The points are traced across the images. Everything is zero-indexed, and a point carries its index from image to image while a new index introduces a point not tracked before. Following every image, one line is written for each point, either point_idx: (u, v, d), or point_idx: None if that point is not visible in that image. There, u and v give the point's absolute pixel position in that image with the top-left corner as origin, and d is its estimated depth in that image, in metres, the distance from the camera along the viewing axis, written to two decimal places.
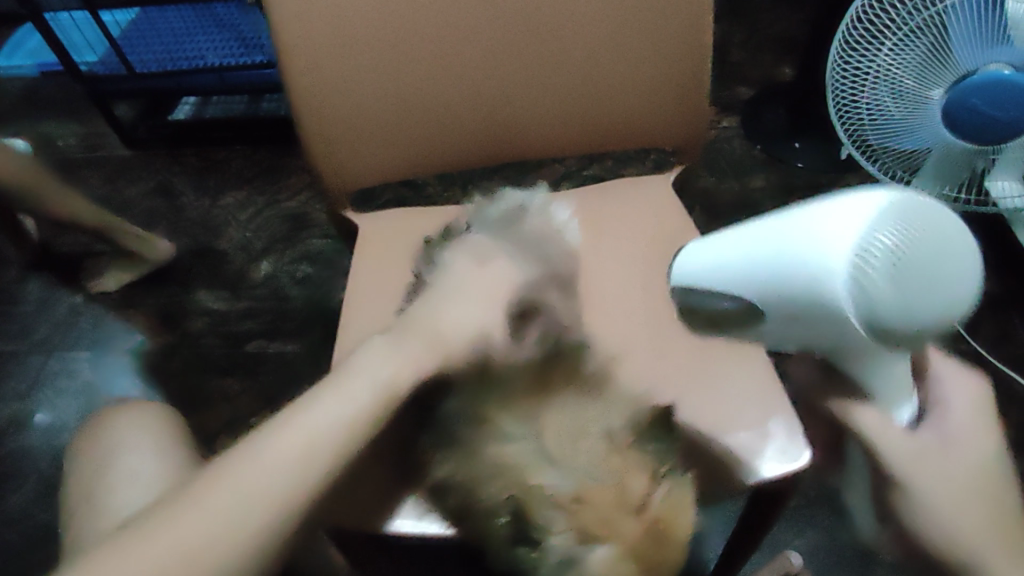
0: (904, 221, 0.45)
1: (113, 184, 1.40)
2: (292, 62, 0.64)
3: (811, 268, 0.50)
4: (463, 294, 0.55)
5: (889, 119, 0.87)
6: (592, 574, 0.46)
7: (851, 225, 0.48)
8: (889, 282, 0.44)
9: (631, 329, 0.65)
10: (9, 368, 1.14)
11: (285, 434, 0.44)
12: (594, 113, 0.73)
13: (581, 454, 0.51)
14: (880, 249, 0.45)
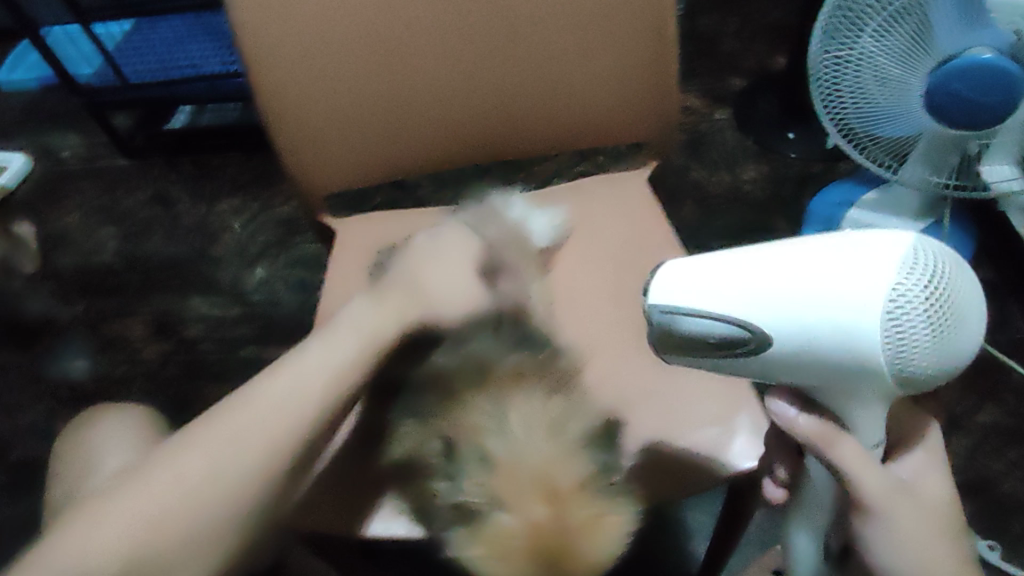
0: (937, 269, 0.39)
1: (111, 194, 1.42)
2: (264, 70, 0.65)
3: (840, 314, 0.41)
4: (442, 257, 0.58)
5: (874, 104, 0.86)
6: (495, 537, 0.46)
7: (879, 268, 0.40)
8: (931, 332, 0.39)
9: (604, 325, 0.66)
10: (12, 378, 1.17)
11: (259, 405, 0.48)
12: (575, 112, 0.74)
13: (525, 431, 0.52)
14: (919, 300, 0.39)
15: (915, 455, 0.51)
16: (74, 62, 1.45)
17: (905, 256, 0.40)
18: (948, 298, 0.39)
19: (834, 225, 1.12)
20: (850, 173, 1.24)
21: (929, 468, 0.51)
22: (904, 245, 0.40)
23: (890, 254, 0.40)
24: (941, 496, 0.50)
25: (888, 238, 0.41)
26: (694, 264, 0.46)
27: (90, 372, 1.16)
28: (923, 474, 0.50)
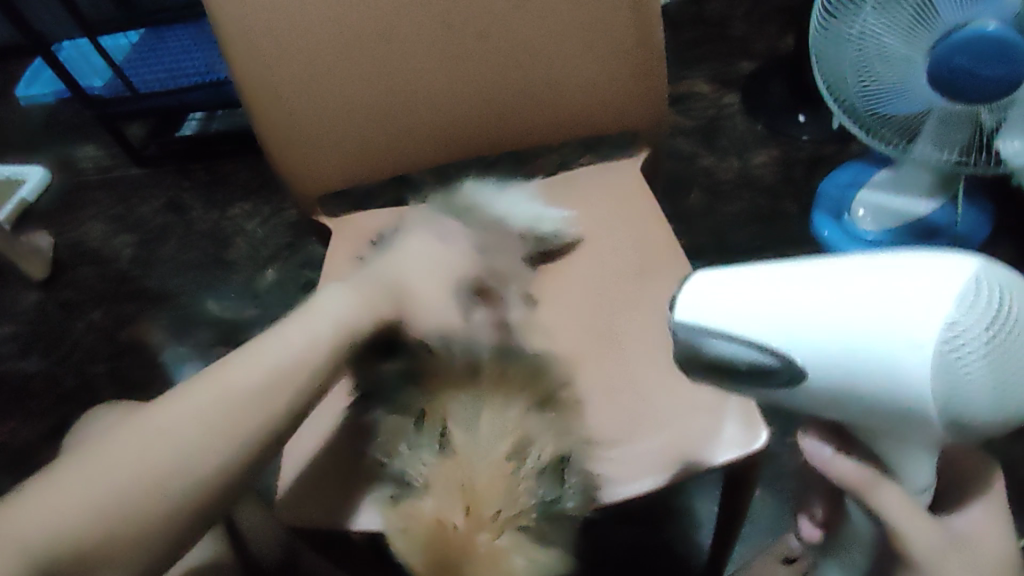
0: (1004, 304, 0.38)
1: (127, 203, 1.45)
2: (256, 73, 0.67)
3: (890, 348, 0.39)
4: (414, 261, 0.65)
5: (880, 81, 0.85)
6: (410, 518, 0.51)
7: (935, 300, 0.39)
8: (988, 376, 0.37)
9: (598, 314, 0.67)
10: (35, 385, 1.20)
11: (232, 386, 0.48)
12: (571, 100, 0.74)
13: (487, 439, 0.54)
14: (981, 336, 0.37)
15: (979, 507, 0.46)
16: (86, 74, 1.48)
17: (968, 285, 0.38)
18: (1016, 335, 0.37)
19: (844, 205, 1.12)
20: (863, 154, 1.22)
21: (993, 521, 0.45)
22: (969, 275, 0.39)
23: (948, 284, 0.39)
24: (1004, 556, 0.44)
25: (949, 265, 0.40)
26: (730, 284, 0.48)
27: (109, 377, 1.18)
28: (991, 529, 0.45)
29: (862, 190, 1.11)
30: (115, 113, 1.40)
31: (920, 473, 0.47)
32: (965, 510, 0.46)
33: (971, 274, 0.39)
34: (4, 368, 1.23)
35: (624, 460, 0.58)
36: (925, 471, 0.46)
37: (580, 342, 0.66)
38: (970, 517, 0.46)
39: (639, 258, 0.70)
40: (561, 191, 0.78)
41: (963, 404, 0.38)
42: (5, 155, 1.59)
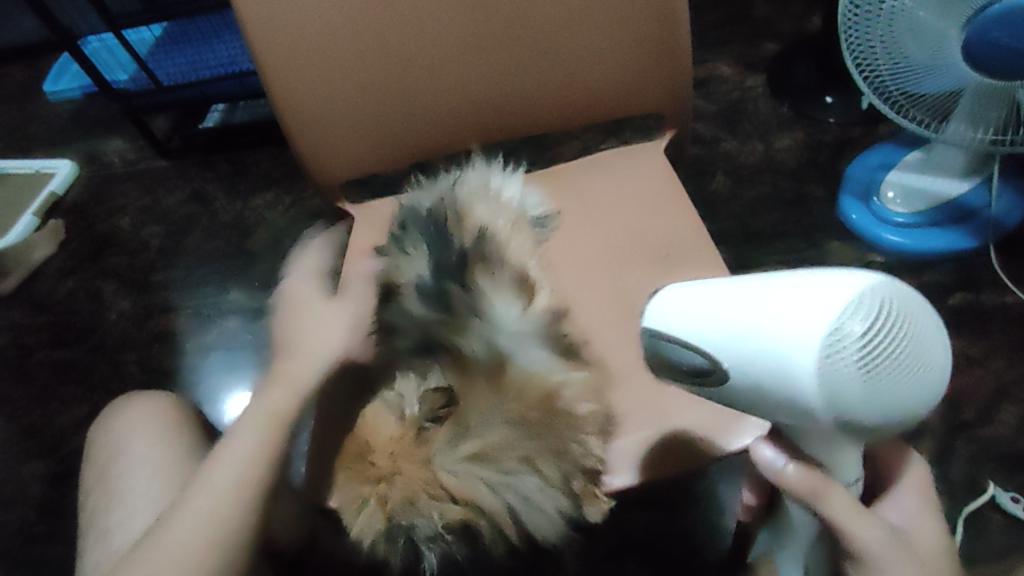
0: (897, 324, 0.36)
1: (153, 195, 1.47)
2: (273, 66, 0.66)
3: (782, 362, 0.40)
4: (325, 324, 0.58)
5: (910, 58, 0.82)
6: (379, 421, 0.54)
7: (822, 311, 0.39)
8: (858, 380, 0.37)
9: (615, 299, 0.67)
10: (68, 373, 1.23)
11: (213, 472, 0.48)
12: (591, 86, 0.73)
13: (452, 459, 0.51)
14: (854, 351, 0.37)
15: (909, 489, 0.51)
16: (110, 68, 1.50)
17: (856, 298, 0.37)
18: (894, 355, 0.36)
19: (873, 189, 1.09)
20: (891, 136, 1.19)
21: (925, 507, 0.50)
22: (865, 288, 0.38)
23: (836, 297, 0.38)
24: (937, 541, 0.48)
25: (853, 280, 0.39)
26: (694, 297, 0.51)
27: (139, 366, 1.21)
28: (924, 516, 0.49)
29: (890, 172, 1.08)
30: (141, 106, 1.42)
31: (852, 468, 0.47)
32: (897, 493, 0.51)
33: (862, 288, 0.38)
34: (39, 357, 1.26)
35: (628, 449, 0.58)
36: (854, 465, 0.47)
37: (601, 326, 0.66)
38: (910, 502, 0.50)
39: (660, 243, 0.70)
40: (583, 175, 0.78)
41: (834, 409, 0.38)
42: (35, 148, 1.62)
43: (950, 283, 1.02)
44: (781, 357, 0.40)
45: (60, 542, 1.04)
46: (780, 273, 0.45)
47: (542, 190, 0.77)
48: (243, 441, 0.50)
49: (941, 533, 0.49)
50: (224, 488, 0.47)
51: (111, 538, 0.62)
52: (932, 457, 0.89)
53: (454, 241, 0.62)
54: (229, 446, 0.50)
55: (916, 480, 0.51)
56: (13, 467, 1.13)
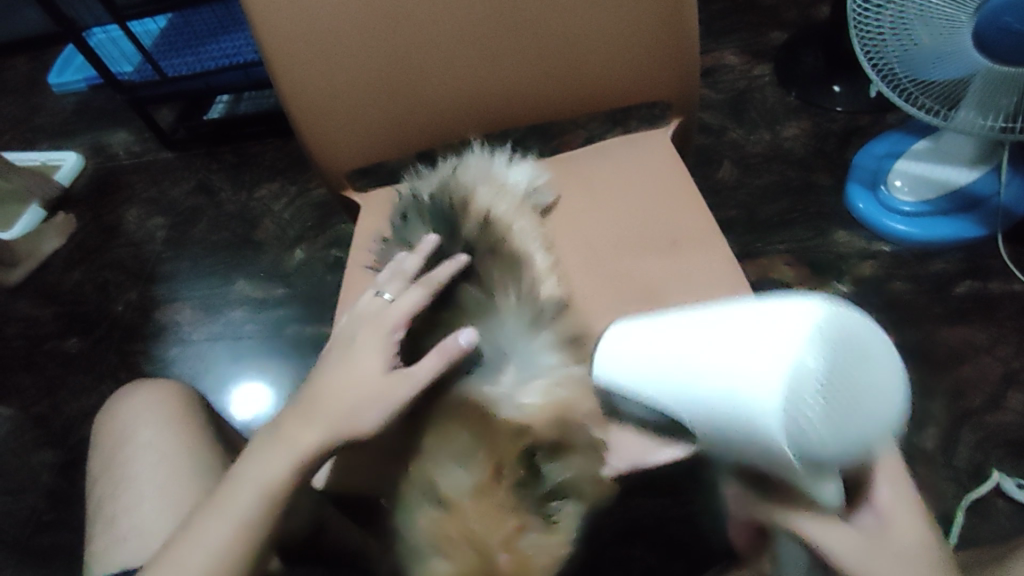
0: (849, 364, 0.34)
1: (159, 186, 1.47)
2: (276, 56, 0.66)
3: (737, 410, 0.37)
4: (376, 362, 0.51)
5: (919, 45, 0.82)
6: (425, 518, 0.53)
7: (781, 353, 0.36)
8: (825, 421, 0.34)
9: (615, 286, 0.67)
10: (76, 364, 1.24)
11: (235, 487, 0.46)
12: (595, 76, 0.73)
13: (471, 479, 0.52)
14: (812, 398, 0.34)
15: (886, 485, 0.42)
16: (115, 60, 1.50)
17: (809, 340, 0.35)
18: (856, 389, 0.34)
19: (880, 177, 1.08)
20: (899, 124, 1.18)
21: (902, 497, 0.42)
22: (817, 325, 0.35)
23: (792, 337, 0.36)
24: (918, 535, 0.41)
25: (802, 314, 0.37)
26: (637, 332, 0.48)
27: (146, 356, 1.22)
28: (900, 509, 0.42)
29: (897, 161, 1.07)
30: (146, 98, 1.41)
31: (830, 491, 0.39)
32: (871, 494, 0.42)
33: (814, 326, 0.35)
34: (47, 348, 1.27)
35: (634, 441, 0.56)
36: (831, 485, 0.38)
37: (605, 313, 0.66)
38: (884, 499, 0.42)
39: (662, 232, 0.69)
40: (585, 163, 0.78)
41: (800, 459, 0.35)
42: (40, 140, 1.62)
43: (957, 272, 1.02)
44: (744, 407, 0.37)
45: (69, 530, 1.05)
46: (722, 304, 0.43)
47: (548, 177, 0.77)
48: (270, 462, 0.47)
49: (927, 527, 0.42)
50: (235, 517, 0.45)
51: (117, 522, 0.63)
52: (938, 444, 0.89)
53: (461, 230, 0.63)
54: (255, 462, 0.47)
55: (890, 473, 0.43)
56: (23, 457, 1.14)
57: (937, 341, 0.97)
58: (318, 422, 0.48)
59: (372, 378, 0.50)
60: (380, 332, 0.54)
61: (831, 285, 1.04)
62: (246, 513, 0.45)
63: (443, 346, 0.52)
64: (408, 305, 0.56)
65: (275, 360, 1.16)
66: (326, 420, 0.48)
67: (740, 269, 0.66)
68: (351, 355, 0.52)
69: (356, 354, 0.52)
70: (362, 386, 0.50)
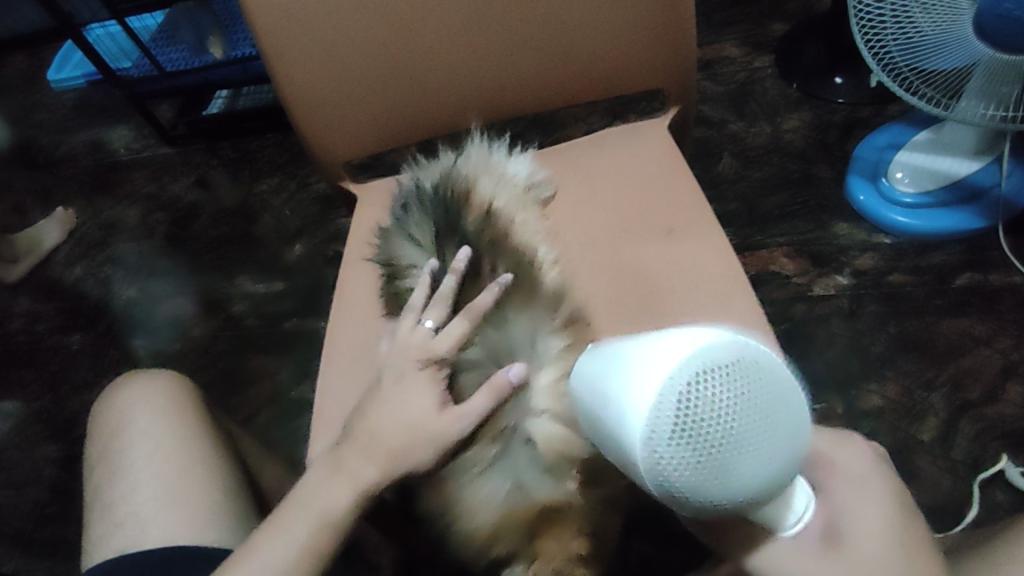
0: (724, 392, 0.31)
1: (159, 181, 1.47)
2: (272, 46, 0.66)
3: (615, 431, 0.35)
4: (420, 397, 0.51)
5: (922, 34, 0.82)
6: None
7: (653, 379, 0.32)
8: (680, 453, 0.31)
9: (612, 278, 0.67)
10: (77, 358, 1.24)
11: (297, 512, 0.47)
12: (594, 65, 0.72)
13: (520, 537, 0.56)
14: (676, 429, 0.31)
15: (839, 481, 0.41)
16: (114, 56, 1.49)
17: (687, 360, 0.32)
18: (725, 428, 0.31)
19: (881, 169, 1.08)
20: (900, 115, 1.17)
21: (861, 490, 0.40)
22: (700, 349, 0.32)
23: (670, 358, 0.33)
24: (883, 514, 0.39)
25: (689, 338, 0.33)
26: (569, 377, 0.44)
27: (147, 350, 1.22)
28: (861, 504, 0.39)
29: (898, 152, 1.07)
30: (145, 93, 1.42)
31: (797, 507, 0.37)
32: (825, 491, 0.40)
33: (691, 351, 0.32)
34: (49, 343, 1.27)
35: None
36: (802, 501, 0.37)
37: (603, 306, 0.65)
38: (840, 494, 0.40)
39: (663, 224, 0.69)
40: (584, 154, 0.77)
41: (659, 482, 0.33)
42: (39, 137, 1.62)
43: (959, 263, 1.02)
44: (619, 420, 0.34)
45: (72, 522, 1.06)
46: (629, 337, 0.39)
47: (548, 167, 0.76)
48: (330, 494, 0.48)
49: (895, 508, 0.39)
50: (297, 541, 0.46)
51: (114, 509, 0.63)
52: (937, 436, 0.89)
53: (462, 225, 0.62)
54: (314, 492, 0.48)
55: (840, 467, 0.41)
56: (25, 451, 1.15)
57: (936, 333, 0.97)
58: (375, 457, 0.48)
59: (421, 414, 0.50)
60: (427, 366, 0.53)
61: (830, 278, 1.04)
62: (305, 535, 0.46)
63: (493, 382, 0.52)
64: (453, 339, 0.54)
65: (275, 354, 1.16)
66: (382, 454, 0.49)
67: (737, 260, 0.65)
68: (404, 388, 0.51)
69: (407, 388, 0.51)
70: (419, 424, 0.50)
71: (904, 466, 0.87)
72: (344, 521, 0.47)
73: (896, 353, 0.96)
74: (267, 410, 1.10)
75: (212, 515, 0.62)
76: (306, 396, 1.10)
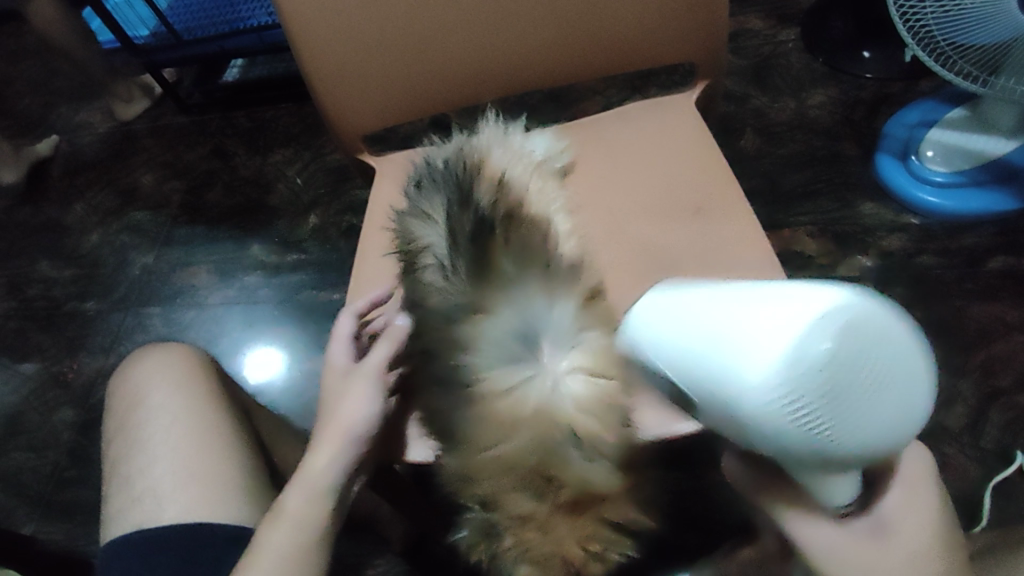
0: (857, 359, 0.30)
1: (174, 150, 1.46)
2: (293, 15, 0.64)
3: (723, 381, 0.33)
4: (339, 385, 0.57)
5: (965, 11, 0.79)
6: (506, 544, 0.54)
7: (777, 339, 0.31)
8: (824, 411, 0.30)
9: (631, 258, 0.65)
10: (94, 324, 1.25)
11: (279, 522, 0.49)
12: (620, 42, 0.70)
13: (529, 505, 0.52)
14: (813, 389, 0.30)
15: (896, 481, 0.39)
16: (130, 23, 1.45)
17: (820, 319, 0.30)
18: (855, 395, 0.30)
19: (911, 147, 1.05)
20: (933, 92, 1.13)
21: (914, 493, 0.39)
22: (845, 306, 0.30)
23: (793, 326, 0.30)
24: (924, 531, 0.38)
25: (814, 292, 0.31)
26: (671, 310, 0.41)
27: (163, 319, 1.23)
28: (915, 506, 0.39)
29: (931, 129, 1.04)
30: (162, 61, 1.40)
31: (839, 486, 0.36)
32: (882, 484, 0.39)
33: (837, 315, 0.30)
34: (65, 310, 1.28)
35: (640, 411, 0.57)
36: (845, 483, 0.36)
37: (624, 284, 0.64)
38: (894, 494, 0.39)
39: (686, 205, 0.67)
40: (605, 126, 0.75)
41: (774, 445, 0.32)
42: (57, 103, 1.61)
43: (990, 246, 0.99)
44: (726, 375, 0.33)
45: (91, 486, 1.07)
46: (741, 295, 0.35)
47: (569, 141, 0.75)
48: (298, 492, 0.51)
49: (941, 518, 0.39)
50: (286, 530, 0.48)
51: (132, 482, 0.64)
52: (965, 424, 0.88)
53: (475, 197, 0.60)
54: (287, 501, 0.51)
55: (904, 467, 0.39)
56: (45, 416, 1.16)
57: (964, 318, 0.94)
58: (326, 444, 0.53)
59: (341, 395, 0.56)
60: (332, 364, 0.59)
61: (855, 259, 1.02)
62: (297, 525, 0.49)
63: (390, 334, 0.59)
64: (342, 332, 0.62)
65: (289, 324, 1.16)
66: (331, 436, 0.53)
67: (769, 245, 0.63)
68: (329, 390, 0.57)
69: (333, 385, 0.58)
70: (338, 402, 0.55)
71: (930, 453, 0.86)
72: (316, 502, 0.50)
73: (923, 337, 0.94)
74: (283, 380, 1.10)
75: (231, 486, 0.62)
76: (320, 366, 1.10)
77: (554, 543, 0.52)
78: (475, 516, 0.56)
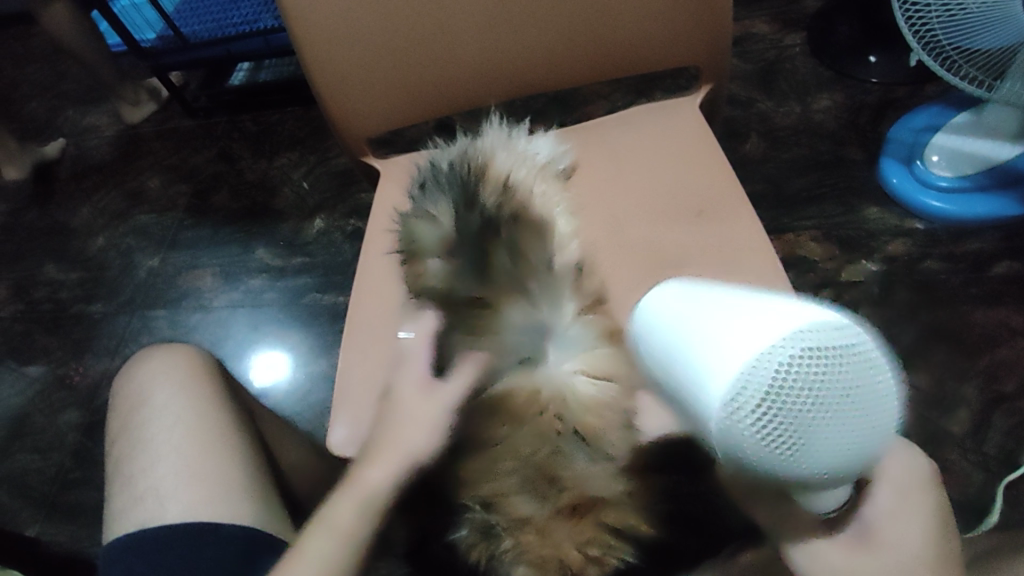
0: (814, 375, 0.30)
1: (180, 153, 1.47)
2: (298, 18, 0.64)
3: (694, 393, 0.35)
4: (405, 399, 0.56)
5: (969, 15, 0.78)
6: (504, 546, 0.53)
7: (732, 355, 0.32)
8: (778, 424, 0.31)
9: (633, 261, 0.65)
10: (100, 326, 1.26)
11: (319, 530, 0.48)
12: (624, 45, 0.71)
13: (531, 507, 0.53)
14: (762, 403, 0.31)
15: (890, 484, 0.39)
16: (138, 27, 1.46)
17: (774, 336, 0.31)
18: (811, 409, 0.30)
19: (916, 151, 1.05)
20: (939, 97, 1.13)
21: (909, 497, 0.39)
22: (801, 323, 0.31)
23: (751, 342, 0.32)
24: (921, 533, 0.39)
25: (780, 309, 0.33)
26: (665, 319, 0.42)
27: (168, 321, 1.24)
28: (910, 515, 0.39)
29: (936, 134, 1.04)
30: (169, 64, 1.42)
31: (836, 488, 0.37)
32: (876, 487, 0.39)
33: (800, 325, 0.31)
34: (71, 312, 1.29)
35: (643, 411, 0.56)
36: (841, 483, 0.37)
37: (626, 286, 0.64)
38: (887, 497, 0.39)
39: (688, 208, 0.67)
40: (609, 129, 0.75)
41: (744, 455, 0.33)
42: (65, 106, 1.63)
43: (995, 251, 0.99)
44: (697, 386, 0.35)
45: (95, 487, 1.08)
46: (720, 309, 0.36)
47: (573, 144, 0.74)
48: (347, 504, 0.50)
49: (936, 521, 0.40)
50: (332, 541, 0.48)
51: (135, 482, 0.64)
52: (969, 429, 0.87)
53: (479, 199, 0.59)
54: (335, 509, 0.50)
55: (897, 471, 0.40)
56: (50, 417, 1.17)
57: (968, 323, 0.94)
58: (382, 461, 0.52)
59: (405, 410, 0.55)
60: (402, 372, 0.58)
61: (860, 263, 1.02)
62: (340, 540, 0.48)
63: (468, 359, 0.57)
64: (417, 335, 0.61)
65: (292, 327, 1.16)
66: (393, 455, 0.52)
67: (772, 249, 0.63)
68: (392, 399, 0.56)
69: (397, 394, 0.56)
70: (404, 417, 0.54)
71: (933, 459, 0.86)
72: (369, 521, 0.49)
73: (927, 342, 0.93)
74: (286, 382, 1.11)
75: (232, 487, 0.62)
76: (323, 369, 1.11)
77: (552, 546, 0.52)
78: (472, 519, 0.54)
